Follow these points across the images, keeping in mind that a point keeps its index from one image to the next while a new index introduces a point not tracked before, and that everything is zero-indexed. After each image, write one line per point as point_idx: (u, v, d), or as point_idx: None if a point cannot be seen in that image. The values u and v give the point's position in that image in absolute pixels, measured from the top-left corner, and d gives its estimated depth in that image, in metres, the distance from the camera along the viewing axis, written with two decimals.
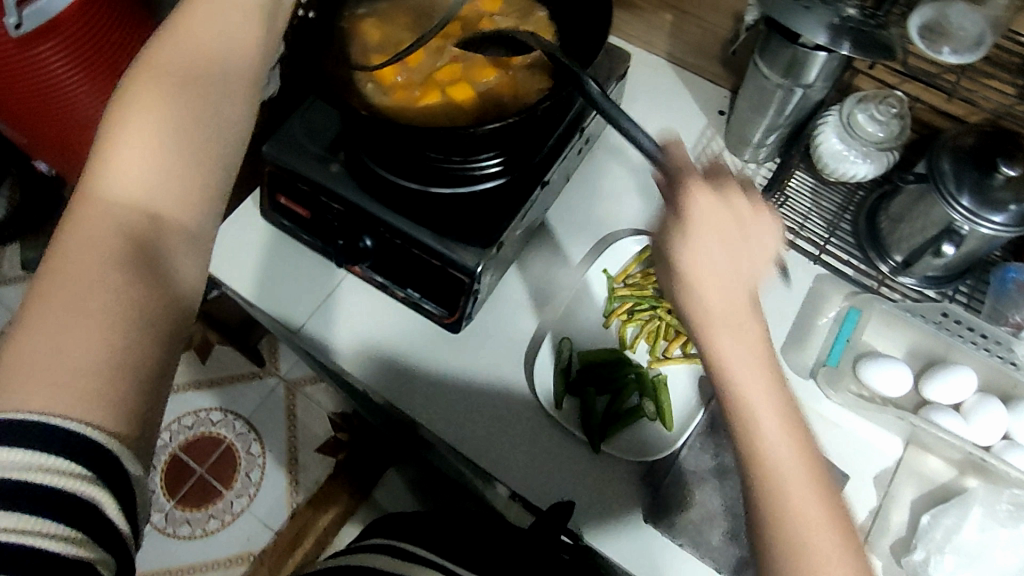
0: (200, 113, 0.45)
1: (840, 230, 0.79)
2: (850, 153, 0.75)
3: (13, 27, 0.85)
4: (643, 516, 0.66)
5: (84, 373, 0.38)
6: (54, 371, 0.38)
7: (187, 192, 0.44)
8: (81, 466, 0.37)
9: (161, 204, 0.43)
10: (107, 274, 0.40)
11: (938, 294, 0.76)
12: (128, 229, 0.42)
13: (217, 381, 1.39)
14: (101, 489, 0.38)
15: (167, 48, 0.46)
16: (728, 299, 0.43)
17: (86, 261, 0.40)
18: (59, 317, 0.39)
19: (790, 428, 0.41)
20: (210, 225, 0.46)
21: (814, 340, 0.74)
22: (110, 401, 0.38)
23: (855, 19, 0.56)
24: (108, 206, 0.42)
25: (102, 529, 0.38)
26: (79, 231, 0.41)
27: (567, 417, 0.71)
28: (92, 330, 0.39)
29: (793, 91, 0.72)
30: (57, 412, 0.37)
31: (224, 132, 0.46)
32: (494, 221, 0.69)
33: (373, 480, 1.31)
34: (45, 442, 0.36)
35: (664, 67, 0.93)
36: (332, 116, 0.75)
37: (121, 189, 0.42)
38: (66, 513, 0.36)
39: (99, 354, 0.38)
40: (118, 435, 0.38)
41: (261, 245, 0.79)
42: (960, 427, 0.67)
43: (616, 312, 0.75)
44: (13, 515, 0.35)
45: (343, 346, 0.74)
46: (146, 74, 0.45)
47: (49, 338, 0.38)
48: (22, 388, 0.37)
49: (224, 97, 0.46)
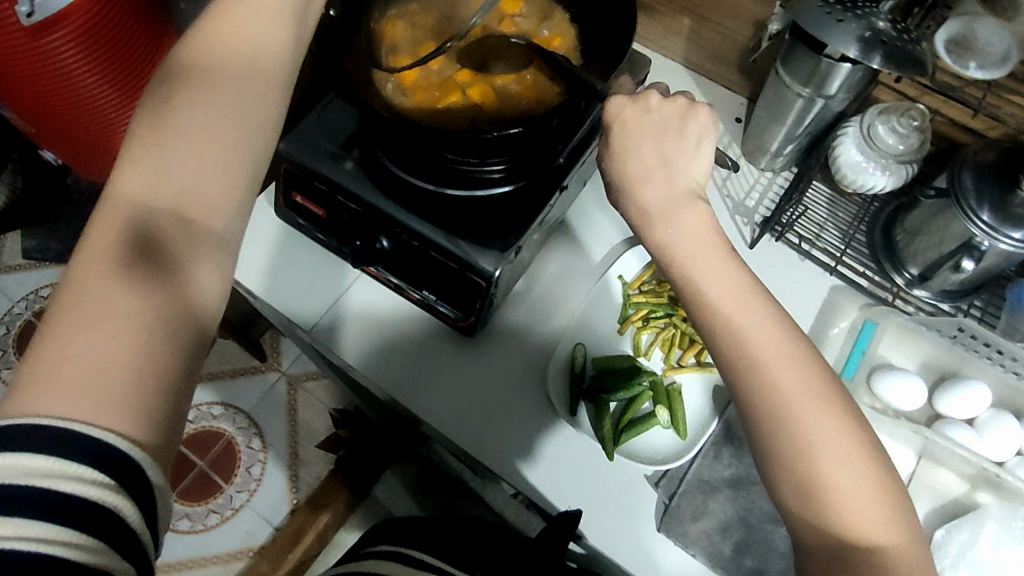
0: (226, 112, 0.45)
1: (855, 241, 0.80)
2: (869, 165, 0.75)
3: (25, 15, 0.84)
4: (656, 525, 0.66)
5: (107, 379, 0.37)
6: (75, 374, 0.37)
7: (213, 193, 0.43)
8: (104, 475, 0.36)
9: (186, 205, 0.42)
10: (130, 277, 0.39)
11: (953, 308, 0.76)
12: (153, 231, 0.41)
13: (218, 375, 1.38)
14: (124, 499, 0.37)
15: (199, 47, 0.46)
16: (758, 316, 0.44)
17: (111, 263, 0.40)
18: (84, 320, 0.38)
19: (818, 446, 0.41)
20: (237, 227, 0.45)
21: (829, 352, 0.74)
22: (132, 406, 0.38)
23: (887, 33, 0.56)
24: (135, 208, 0.41)
25: (124, 539, 0.37)
26: (102, 233, 0.40)
27: (579, 424, 0.70)
28: (116, 335, 0.38)
29: (813, 102, 0.72)
30: (81, 418, 0.36)
31: (250, 130, 0.45)
32: (512, 225, 0.69)
33: (371, 480, 1.31)
34: (69, 449, 0.36)
35: (681, 73, 0.93)
36: (350, 114, 0.74)
37: (148, 190, 0.42)
38: (89, 523, 0.36)
39: (120, 358, 0.38)
40: (141, 442, 0.38)
41: (274, 243, 0.78)
42: (973, 441, 0.68)
43: (631, 319, 0.75)
44: (37, 525, 0.35)
45: (356, 346, 0.74)
46: (180, 75, 0.45)
47: (71, 342, 0.37)
48: (46, 392, 0.36)
49: (253, 97, 0.46)
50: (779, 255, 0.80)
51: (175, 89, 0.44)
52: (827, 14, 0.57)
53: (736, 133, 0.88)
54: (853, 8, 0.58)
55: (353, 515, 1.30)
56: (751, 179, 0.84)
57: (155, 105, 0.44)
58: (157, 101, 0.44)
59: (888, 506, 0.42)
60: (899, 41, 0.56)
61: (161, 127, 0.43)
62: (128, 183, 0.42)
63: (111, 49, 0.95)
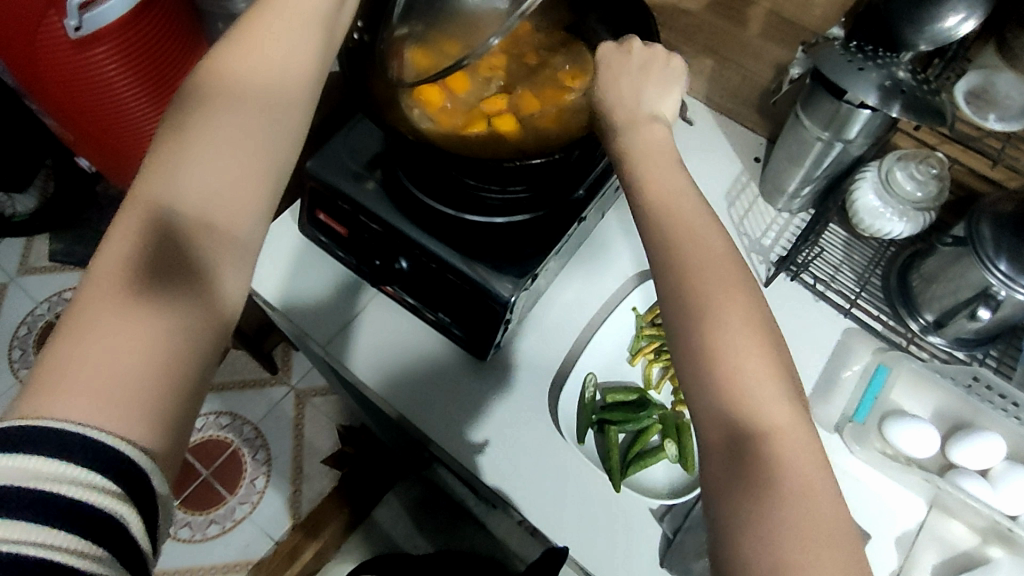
0: (249, 127, 0.46)
1: (870, 285, 0.80)
2: (887, 211, 0.76)
3: (73, 29, 0.87)
4: (659, 559, 0.66)
5: (124, 387, 0.38)
6: (92, 377, 0.37)
7: (239, 207, 0.45)
8: (113, 482, 0.36)
9: (215, 213, 0.44)
10: (151, 283, 0.41)
11: (968, 356, 0.76)
12: (174, 239, 0.42)
13: (229, 385, 1.39)
14: (129, 508, 0.37)
15: (224, 65, 0.47)
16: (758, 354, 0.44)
17: (130, 271, 0.41)
18: (103, 328, 0.39)
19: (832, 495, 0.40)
20: (259, 234, 0.46)
21: (841, 393, 0.75)
22: (145, 412, 0.38)
23: (906, 83, 0.58)
24: (159, 213, 0.42)
25: (127, 551, 0.37)
26: (125, 239, 0.42)
27: (588, 452, 0.72)
28: (133, 344, 0.39)
29: (832, 145, 0.72)
30: (94, 424, 0.37)
31: (274, 154, 0.47)
32: (529, 252, 0.70)
33: (372, 500, 1.27)
34: (77, 454, 0.36)
35: (702, 110, 0.94)
36: (374, 135, 0.76)
37: (177, 194, 0.43)
38: (94, 531, 0.35)
39: (137, 363, 0.39)
40: (150, 451, 0.38)
41: (294, 256, 0.80)
42: (988, 495, 0.66)
43: (643, 351, 0.76)
44: (45, 530, 0.34)
45: (368, 364, 0.75)
46: (204, 93, 0.46)
47: (90, 345, 0.38)
48: (60, 397, 0.37)
49: (273, 113, 0.47)
50: (793, 295, 0.80)
51: (210, 104, 0.46)
52: (848, 62, 0.59)
53: (754, 172, 0.89)
54: (874, 58, 0.60)
55: (353, 534, 1.25)
56: (768, 219, 0.85)
57: (188, 116, 0.45)
58: (190, 112, 0.45)
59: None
60: (918, 91, 0.57)
61: (197, 138, 0.45)
62: (152, 190, 0.43)
63: (151, 64, 0.99)
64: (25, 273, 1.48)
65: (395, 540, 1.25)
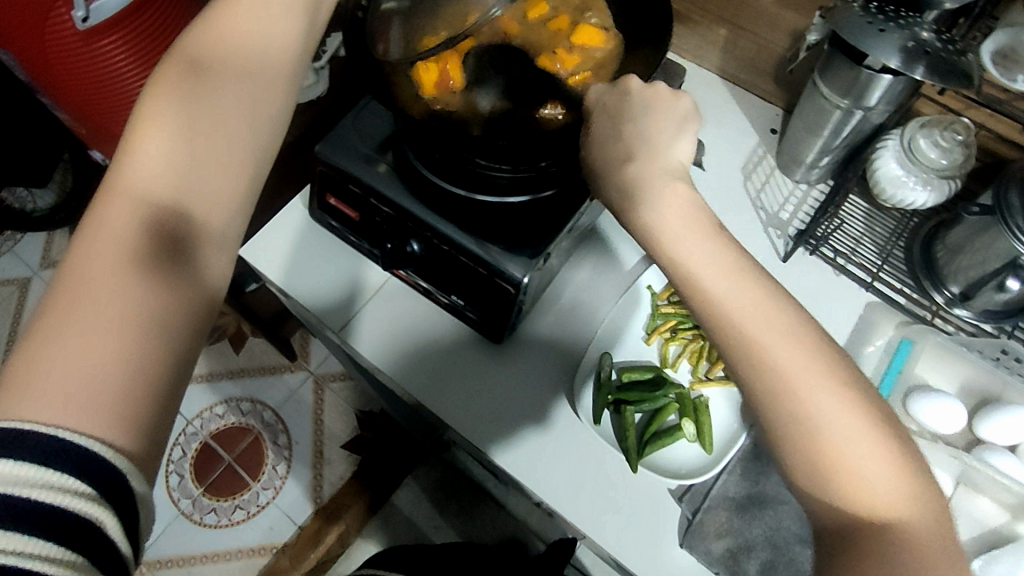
0: (247, 115, 0.46)
1: (893, 257, 0.77)
2: (909, 179, 0.74)
3: (81, 20, 0.86)
4: (678, 540, 0.66)
5: (99, 388, 0.37)
6: (65, 378, 0.36)
7: (220, 197, 0.44)
8: (86, 484, 0.35)
9: (194, 203, 0.43)
10: (121, 278, 0.39)
11: (995, 328, 0.74)
12: (152, 232, 0.41)
13: (249, 372, 1.41)
14: (104, 509, 0.35)
15: (218, 47, 0.46)
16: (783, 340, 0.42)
17: (101, 267, 0.39)
18: (73, 328, 0.37)
19: None
20: (239, 224, 0.45)
21: (867, 367, 0.72)
22: (116, 410, 0.37)
23: (931, 44, 0.55)
24: (140, 204, 0.41)
25: (105, 553, 0.35)
26: (97, 234, 0.40)
27: (604, 433, 0.70)
28: (106, 342, 0.37)
29: (852, 113, 0.70)
30: (68, 426, 0.35)
31: (260, 142, 0.46)
32: (541, 231, 0.68)
33: (391, 486, 1.30)
34: (49, 458, 0.34)
35: (716, 83, 0.92)
36: (382, 117, 0.75)
37: (155, 179, 0.42)
38: (75, 538, 0.34)
39: (110, 361, 0.37)
40: (128, 453, 0.37)
41: (305, 241, 0.80)
42: (1015, 468, 0.66)
43: (659, 329, 0.75)
44: (14, 536, 0.33)
45: (381, 347, 0.74)
46: (198, 78, 0.45)
47: (59, 346, 0.37)
48: (32, 399, 0.35)
49: (268, 96, 0.47)
50: (814, 269, 0.78)
51: (208, 87, 0.45)
52: (869, 24, 0.57)
53: (771, 144, 0.86)
54: (895, 18, 0.57)
55: (371, 522, 1.29)
56: (788, 192, 0.83)
57: (179, 94, 0.44)
58: (186, 90, 0.44)
59: (914, 545, 0.39)
60: (944, 52, 0.55)
61: (200, 121, 0.44)
62: (135, 179, 0.41)
63: (159, 49, 0.98)
64: (44, 267, 1.50)
65: (417, 524, 1.30)
